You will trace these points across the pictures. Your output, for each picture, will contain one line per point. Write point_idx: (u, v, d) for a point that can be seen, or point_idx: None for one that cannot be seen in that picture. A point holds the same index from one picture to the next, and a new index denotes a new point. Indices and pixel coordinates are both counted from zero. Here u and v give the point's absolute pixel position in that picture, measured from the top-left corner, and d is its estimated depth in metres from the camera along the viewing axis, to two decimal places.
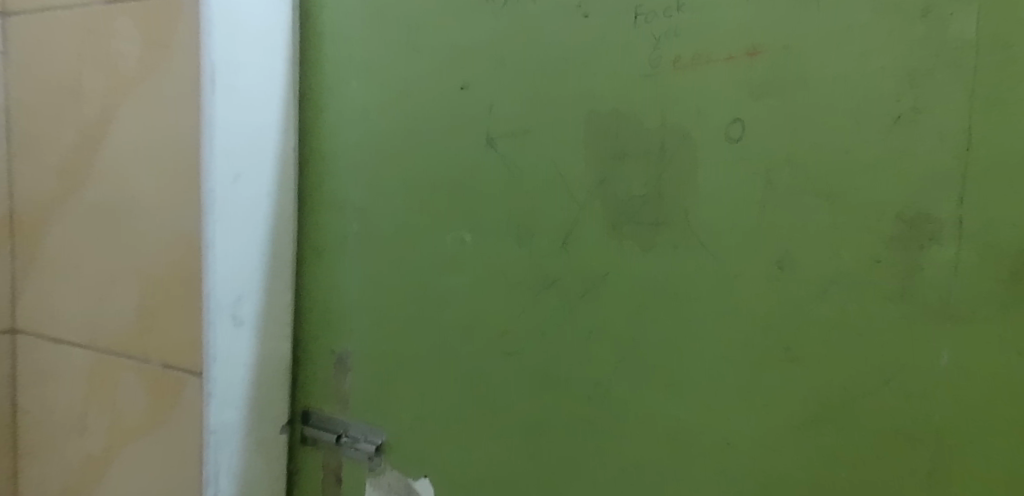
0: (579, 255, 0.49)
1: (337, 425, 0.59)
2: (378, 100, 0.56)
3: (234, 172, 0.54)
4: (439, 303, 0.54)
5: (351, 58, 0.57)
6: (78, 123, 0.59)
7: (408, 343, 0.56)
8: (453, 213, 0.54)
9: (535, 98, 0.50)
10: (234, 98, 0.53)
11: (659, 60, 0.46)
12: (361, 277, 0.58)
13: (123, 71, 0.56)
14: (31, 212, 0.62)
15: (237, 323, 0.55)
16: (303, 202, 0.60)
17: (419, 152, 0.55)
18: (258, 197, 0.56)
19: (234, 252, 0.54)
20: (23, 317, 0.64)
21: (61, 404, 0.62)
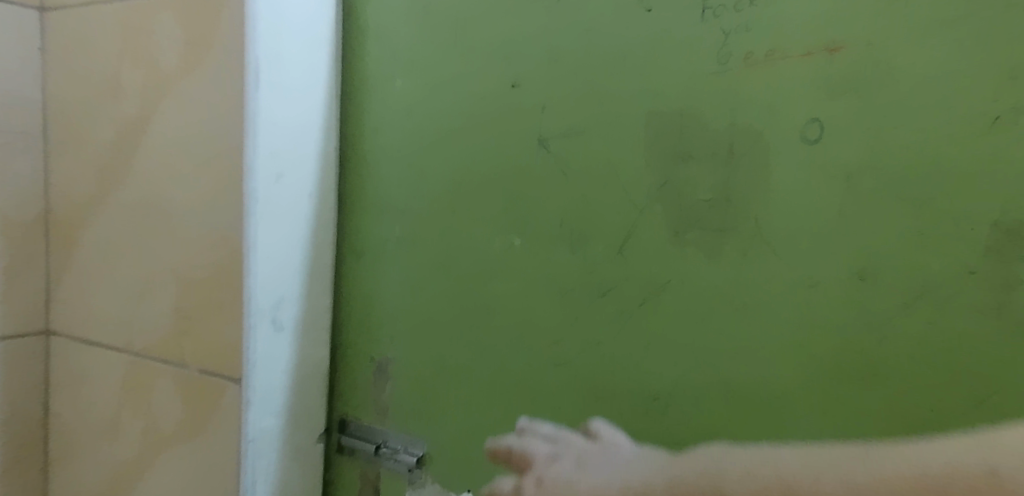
0: (638, 262, 0.47)
1: (376, 435, 0.57)
2: (424, 98, 0.54)
3: (277, 171, 0.52)
4: (487, 311, 0.52)
5: (396, 54, 0.55)
6: (116, 120, 0.57)
7: (452, 351, 0.54)
8: (502, 216, 0.51)
9: (592, 96, 0.48)
10: (278, 95, 0.52)
11: (728, 56, 0.43)
12: (403, 281, 0.55)
13: (163, 66, 0.54)
14: (68, 211, 0.61)
15: (277, 328, 0.53)
16: (343, 204, 0.58)
17: (467, 152, 0.52)
18: (300, 198, 0.54)
19: (275, 254, 0.52)
20: (59, 318, 0.62)
21: (95, 408, 0.60)
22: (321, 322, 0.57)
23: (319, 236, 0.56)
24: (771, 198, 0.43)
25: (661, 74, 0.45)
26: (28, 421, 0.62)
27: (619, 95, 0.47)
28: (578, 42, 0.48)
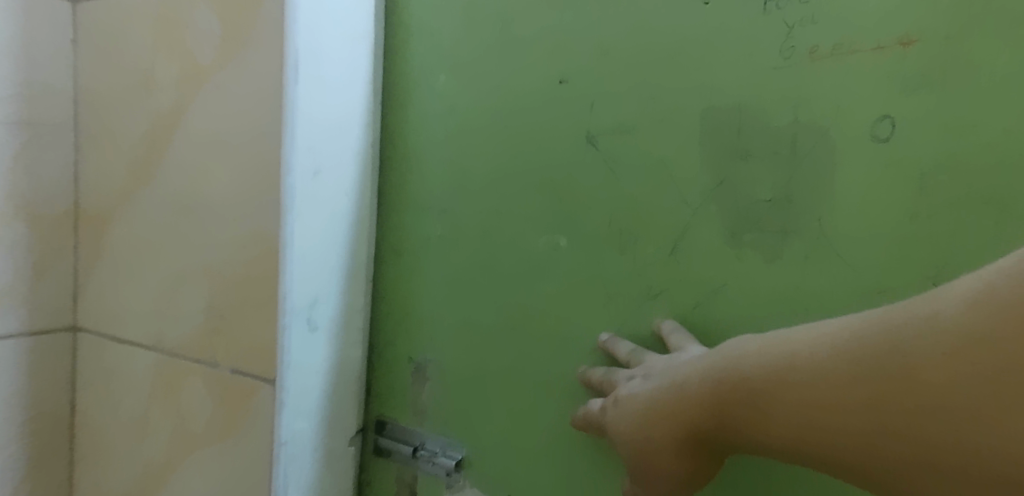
0: (691, 265, 0.45)
1: (414, 436, 0.56)
2: (466, 93, 0.52)
3: (315, 167, 0.51)
4: (530, 314, 0.50)
5: (436, 49, 0.54)
6: (150, 112, 0.56)
7: (493, 355, 0.52)
8: (547, 216, 0.50)
9: (644, 92, 0.46)
10: (319, 89, 0.50)
11: (792, 51, 0.41)
12: (444, 282, 0.54)
13: (199, 58, 0.53)
14: (99, 206, 0.60)
15: (312, 329, 0.52)
16: (380, 202, 0.57)
17: (511, 149, 0.51)
18: (339, 194, 0.53)
19: (312, 253, 0.51)
20: (87, 314, 0.61)
21: (122, 407, 0.59)
22: (356, 322, 0.56)
23: (355, 235, 0.54)
24: (837, 201, 0.40)
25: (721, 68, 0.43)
26: (56, 419, 0.61)
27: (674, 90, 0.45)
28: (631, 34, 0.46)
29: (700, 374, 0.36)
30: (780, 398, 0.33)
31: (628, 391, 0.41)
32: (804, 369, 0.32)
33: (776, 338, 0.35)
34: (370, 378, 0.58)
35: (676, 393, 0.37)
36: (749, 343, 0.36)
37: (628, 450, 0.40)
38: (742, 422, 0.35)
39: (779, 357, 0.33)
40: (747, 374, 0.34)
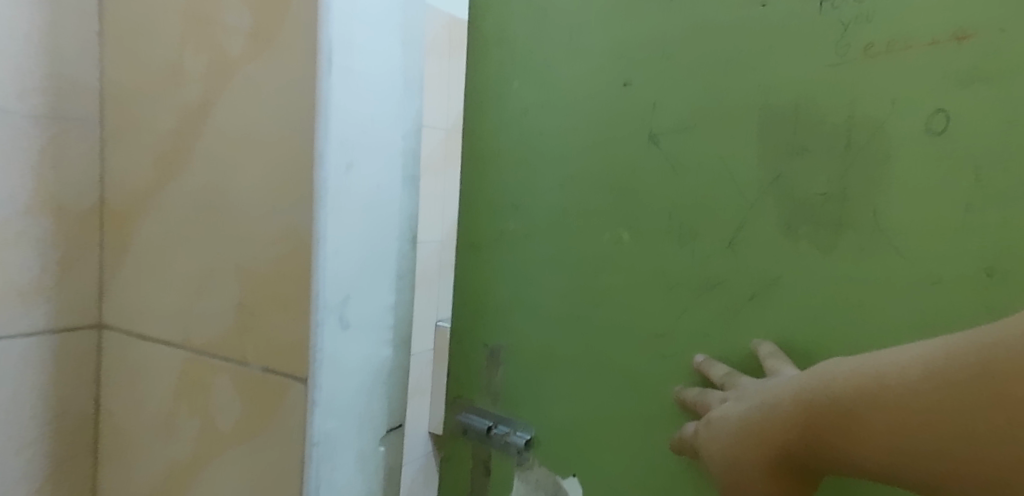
0: (749, 251, 0.55)
1: (489, 417, 0.74)
2: (555, 101, 0.66)
3: (348, 160, 0.50)
4: (603, 290, 0.65)
5: (527, 62, 0.68)
6: (178, 106, 0.55)
7: (574, 322, 0.67)
8: (616, 214, 0.63)
9: (706, 98, 0.57)
10: (350, 81, 0.49)
11: (847, 48, 0.50)
12: (523, 265, 0.70)
13: (228, 50, 0.52)
14: (124, 203, 0.59)
15: (344, 326, 0.51)
16: (410, 196, 0.56)
17: (587, 152, 0.64)
18: (370, 189, 0.52)
19: (345, 249, 0.50)
20: (113, 312, 0.60)
21: (149, 405, 0.58)
22: (385, 319, 0.55)
23: (386, 230, 0.54)
24: (883, 189, 0.49)
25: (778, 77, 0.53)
26: (80, 419, 0.61)
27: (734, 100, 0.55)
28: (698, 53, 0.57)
29: (789, 400, 0.44)
30: (871, 422, 0.40)
31: (721, 414, 0.50)
32: (892, 393, 0.40)
33: (862, 363, 0.42)
34: (398, 377, 0.56)
35: (767, 413, 0.45)
36: (840, 365, 0.43)
37: (724, 465, 0.48)
38: (835, 439, 0.42)
39: (872, 384, 0.41)
40: (837, 398, 0.42)
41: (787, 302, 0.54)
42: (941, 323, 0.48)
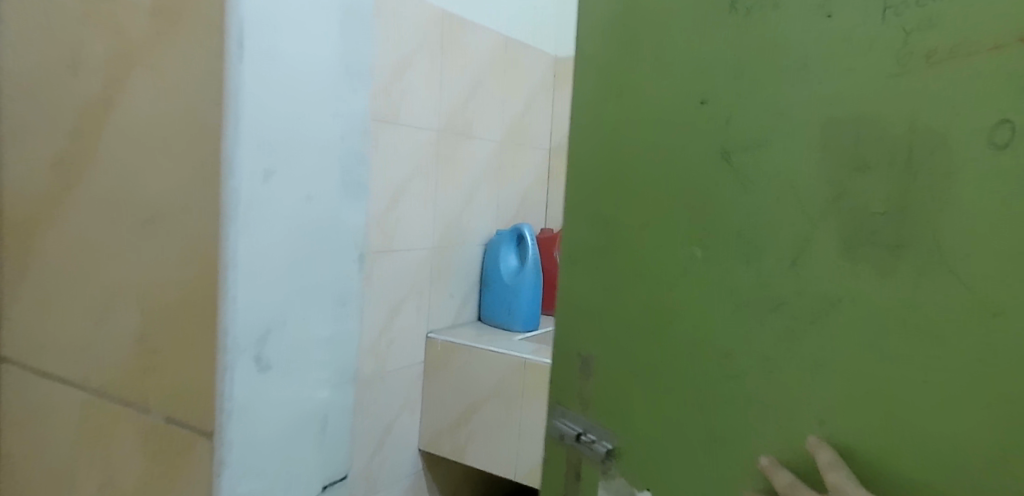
0: (813, 266, 0.56)
1: (578, 425, 0.80)
2: (638, 119, 0.71)
3: (269, 167, 0.41)
4: (676, 301, 0.68)
5: (618, 81, 0.74)
6: (77, 100, 0.46)
7: (648, 331, 0.71)
8: (688, 228, 0.66)
9: (772, 111, 0.58)
10: (271, 70, 0.40)
11: (908, 57, 0.50)
12: (603, 277, 0.76)
13: (129, 33, 0.43)
14: (22, 213, 0.50)
15: (263, 367, 0.42)
16: (354, 208, 0.47)
17: (662, 167, 0.68)
18: (299, 201, 0.43)
19: (267, 274, 0.42)
20: (12, 341, 0.52)
21: (47, 452, 0.49)
22: (317, 354, 0.46)
23: (322, 249, 0.45)
24: (939, 208, 0.49)
25: (841, 96, 0.54)
26: None
27: (800, 119, 0.57)
28: (768, 72, 0.59)
29: None
30: None
31: None
32: None
33: None
34: (340, 422, 0.48)
35: None
36: None
37: None
38: None
39: None
40: None
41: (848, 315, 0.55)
42: (998, 348, 0.47)
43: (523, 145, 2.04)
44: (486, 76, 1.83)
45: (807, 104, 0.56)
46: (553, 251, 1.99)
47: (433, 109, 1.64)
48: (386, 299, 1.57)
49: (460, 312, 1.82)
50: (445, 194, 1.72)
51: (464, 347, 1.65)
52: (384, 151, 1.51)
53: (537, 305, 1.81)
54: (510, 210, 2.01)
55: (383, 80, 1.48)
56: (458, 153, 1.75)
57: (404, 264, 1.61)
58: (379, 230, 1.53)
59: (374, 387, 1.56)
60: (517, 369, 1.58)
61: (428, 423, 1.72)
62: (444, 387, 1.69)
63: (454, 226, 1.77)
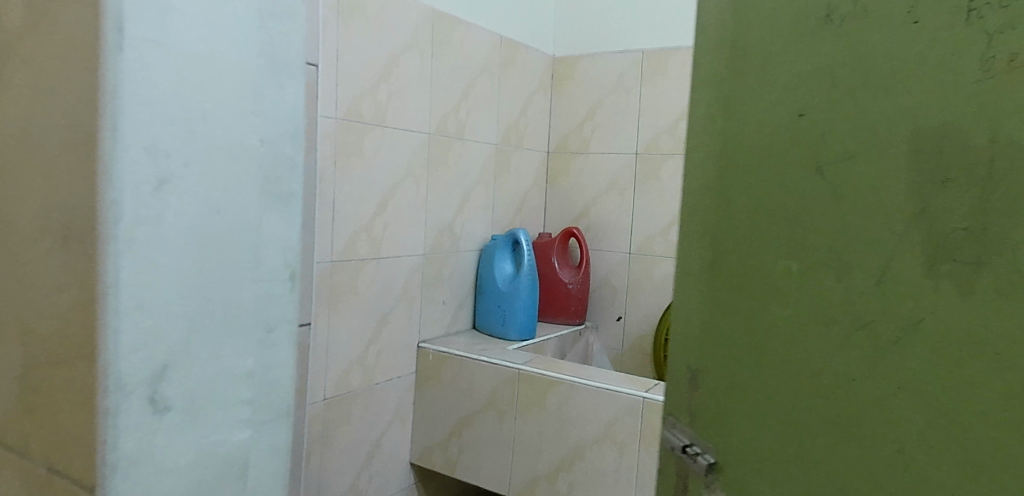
0: (896, 298, 0.41)
1: (686, 434, 0.63)
2: (717, 126, 0.58)
3: (162, 180, 0.40)
4: (746, 341, 0.54)
5: (704, 87, 0.61)
6: None
7: (719, 374, 0.57)
8: (761, 252, 0.52)
9: (844, 108, 0.45)
10: (161, 79, 0.39)
11: (992, 62, 0.37)
12: (685, 307, 0.63)
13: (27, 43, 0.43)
14: None
15: (158, 383, 0.41)
16: (279, 229, 0.47)
17: (737, 178, 0.55)
18: (202, 214, 0.42)
19: (167, 305, 0.41)
20: None
21: None
22: (237, 384, 0.45)
23: (235, 263, 0.44)
24: None
25: (925, 83, 0.40)
26: None
27: (874, 113, 0.43)
28: (848, 61, 0.45)
29: None
30: None
31: None
32: None
33: None
34: (263, 461, 0.48)
35: None
36: None
37: None
38: None
39: None
40: None
41: (930, 364, 0.40)
42: None
43: (520, 148, 1.99)
44: (481, 77, 1.77)
45: (886, 95, 0.42)
46: (551, 257, 1.93)
47: (424, 111, 1.59)
48: (374, 308, 1.51)
49: (453, 320, 1.76)
50: (437, 199, 1.67)
51: (456, 358, 1.59)
52: (372, 154, 1.46)
53: (533, 312, 1.74)
54: (507, 215, 1.95)
55: (370, 80, 1.43)
56: (451, 156, 1.69)
57: (394, 271, 1.55)
58: (367, 236, 1.47)
59: (361, 399, 1.50)
60: (511, 380, 1.52)
61: (419, 436, 1.66)
62: (436, 399, 1.63)
63: (447, 232, 1.71)
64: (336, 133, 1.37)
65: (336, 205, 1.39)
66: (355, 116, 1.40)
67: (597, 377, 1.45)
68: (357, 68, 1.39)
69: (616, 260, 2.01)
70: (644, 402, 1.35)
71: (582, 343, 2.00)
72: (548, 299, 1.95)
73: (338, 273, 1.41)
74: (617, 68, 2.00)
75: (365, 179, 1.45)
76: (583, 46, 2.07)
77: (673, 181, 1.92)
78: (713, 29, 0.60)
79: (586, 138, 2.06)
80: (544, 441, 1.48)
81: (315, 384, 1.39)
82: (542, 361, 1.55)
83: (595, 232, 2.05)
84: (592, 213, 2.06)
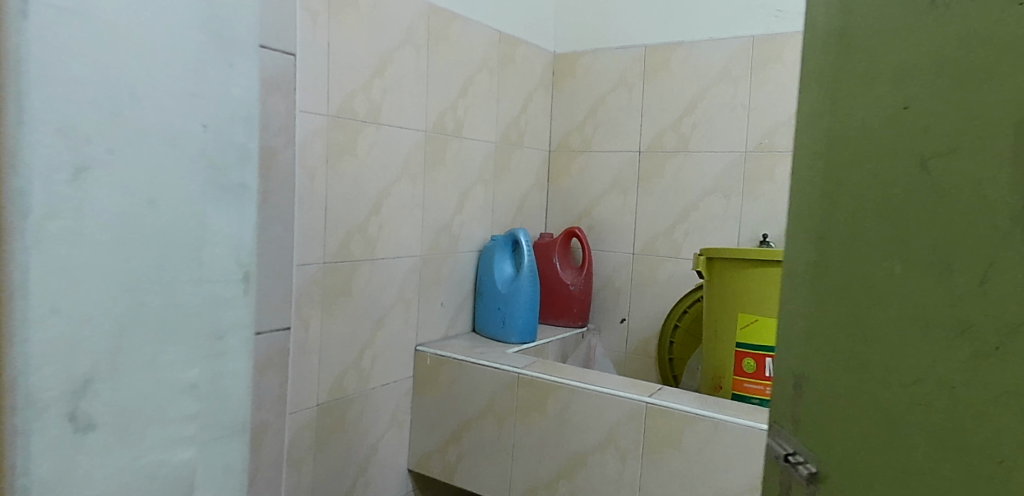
0: (1006, 301, 0.35)
1: (790, 442, 0.55)
2: (820, 120, 0.52)
3: (85, 174, 0.37)
4: (843, 353, 0.47)
5: (809, 81, 0.54)
6: None
7: (816, 391, 0.51)
8: (864, 256, 0.46)
9: (953, 91, 0.39)
10: (78, 67, 0.37)
11: None
12: (785, 317, 0.56)
13: None
14: None
15: (88, 390, 0.39)
16: (224, 223, 0.44)
17: (838, 175, 0.49)
18: (137, 209, 0.40)
19: (104, 310, 0.39)
20: None
21: None
22: (184, 395, 0.43)
23: (174, 261, 0.42)
24: None
25: None
26: None
27: (984, 91, 0.37)
28: (957, 36, 0.39)
29: None
30: None
31: None
32: None
33: None
34: (211, 482, 0.45)
35: None
36: None
37: None
38: None
39: None
40: None
41: None
42: None
43: (520, 146, 1.95)
44: (479, 74, 1.74)
45: (1010, 63, 0.36)
46: (553, 256, 1.90)
47: (420, 108, 1.55)
48: (369, 311, 1.47)
49: (452, 323, 1.72)
50: (434, 199, 1.62)
51: (455, 362, 1.55)
52: (366, 152, 1.42)
53: (534, 315, 1.69)
54: (507, 215, 1.91)
55: (363, 76, 1.39)
56: (448, 155, 1.65)
57: (389, 273, 1.51)
58: (361, 236, 1.43)
59: (356, 404, 1.46)
60: (510, 385, 1.47)
61: (417, 443, 1.61)
62: (434, 404, 1.58)
63: (445, 232, 1.67)
64: (327, 131, 1.33)
65: (328, 205, 1.35)
66: (348, 113, 1.37)
67: (599, 382, 1.40)
68: (349, 64, 1.36)
69: (619, 260, 1.97)
70: (648, 407, 1.30)
71: (585, 346, 1.95)
72: (550, 301, 1.90)
73: (330, 275, 1.37)
74: (619, 65, 1.96)
75: (359, 178, 1.41)
76: (583, 42, 2.03)
77: (677, 179, 1.87)
78: (810, 26, 0.55)
79: (587, 136, 2.02)
80: (545, 448, 1.43)
81: (307, 388, 1.35)
82: (543, 365, 1.50)
83: (598, 232, 2.00)
84: (595, 213, 2.01)
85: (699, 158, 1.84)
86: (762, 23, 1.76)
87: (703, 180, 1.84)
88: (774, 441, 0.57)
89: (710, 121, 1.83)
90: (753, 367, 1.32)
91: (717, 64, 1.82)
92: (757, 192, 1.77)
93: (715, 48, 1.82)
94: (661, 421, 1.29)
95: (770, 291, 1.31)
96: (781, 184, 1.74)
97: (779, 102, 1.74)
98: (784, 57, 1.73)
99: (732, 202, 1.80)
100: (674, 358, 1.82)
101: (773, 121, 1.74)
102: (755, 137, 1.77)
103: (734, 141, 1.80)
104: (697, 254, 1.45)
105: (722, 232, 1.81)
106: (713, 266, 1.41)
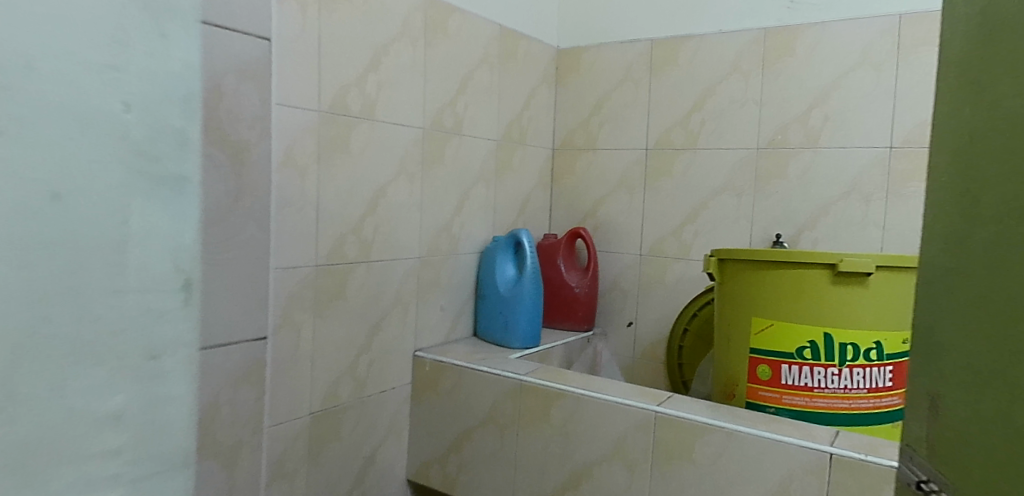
0: None
1: (921, 471, 0.53)
2: (973, 109, 0.48)
3: (35, 190, 0.44)
4: (1005, 354, 0.43)
5: (963, 66, 0.50)
6: None
7: (971, 397, 0.47)
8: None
9: None
10: (20, 101, 0.43)
11: None
12: (935, 319, 0.52)
13: None
14: None
15: (34, 386, 0.44)
16: (160, 222, 0.50)
17: (999, 164, 0.45)
18: (84, 220, 0.46)
19: (42, 311, 0.45)
20: None
21: None
22: (107, 426, 0.48)
23: (113, 260, 0.48)
24: None
25: None
26: None
27: None
28: None
29: None
30: None
31: None
32: None
33: None
34: (151, 465, 0.51)
35: None
36: None
37: None
38: None
39: None
40: None
41: None
42: None
43: (523, 145, 1.88)
44: (479, 69, 1.68)
45: None
46: (557, 258, 1.83)
47: (417, 104, 1.49)
48: (365, 316, 1.41)
49: (453, 328, 1.66)
50: (433, 198, 1.56)
51: (455, 368, 1.48)
52: (360, 150, 1.36)
53: (538, 319, 1.63)
54: (509, 215, 1.84)
55: (357, 70, 1.34)
56: (447, 153, 1.59)
57: (386, 276, 1.45)
58: (356, 238, 1.37)
59: (352, 413, 1.40)
60: (513, 392, 1.41)
61: (417, 452, 1.55)
62: (433, 412, 1.52)
63: (444, 233, 1.61)
64: (320, 127, 1.27)
65: (320, 205, 1.29)
66: (341, 109, 1.31)
67: (606, 390, 1.34)
68: (341, 58, 1.30)
69: (626, 262, 1.90)
70: (658, 417, 1.24)
71: (591, 351, 1.89)
72: (555, 304, 1.84)
73: (324, 278, 1.31)
74: (625, 60, 1.90)
75: (353, 177, 1.35)
76: (588, 37, 1.97)
77: (685, 178, 1.81)
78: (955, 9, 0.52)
79: (593, 134, 1.95)
80: (550, 458, 1.37)
81: (301, 397, 1.29)
82: (547, 372, 1.44)
83: (604, 233, 1.94)
84: (601, 213, 1.94)
85: (709, 155, 1.78)
86: (773, 14, 1.70)
87: (713, 178, 1.77)
88: (906, 466, 0.56)
89: (720, 118, 1.76)
90: (768, 374, 1.26)
91: (727, 58, 1.75)
92: (770, 190, 1.71)
93: (724, 41, 1.76)
94: (671, 430, 1.22)
95: (785, 294, 1.24)
96: (794, 181, 1.68)
97: (791, 96, 1.68)
98: (796, 49, 1.67)
99: (744, 201, 1.73)
100: (684, 363, 1.76)
101: (785, 117, 1.69)
102: (766, 133, 1.71)
103: (745, 137, 1.73)
104: (708, 256, 1.39)
105: (733, 231, 1.75)
106: (725, 268, 1.35)
